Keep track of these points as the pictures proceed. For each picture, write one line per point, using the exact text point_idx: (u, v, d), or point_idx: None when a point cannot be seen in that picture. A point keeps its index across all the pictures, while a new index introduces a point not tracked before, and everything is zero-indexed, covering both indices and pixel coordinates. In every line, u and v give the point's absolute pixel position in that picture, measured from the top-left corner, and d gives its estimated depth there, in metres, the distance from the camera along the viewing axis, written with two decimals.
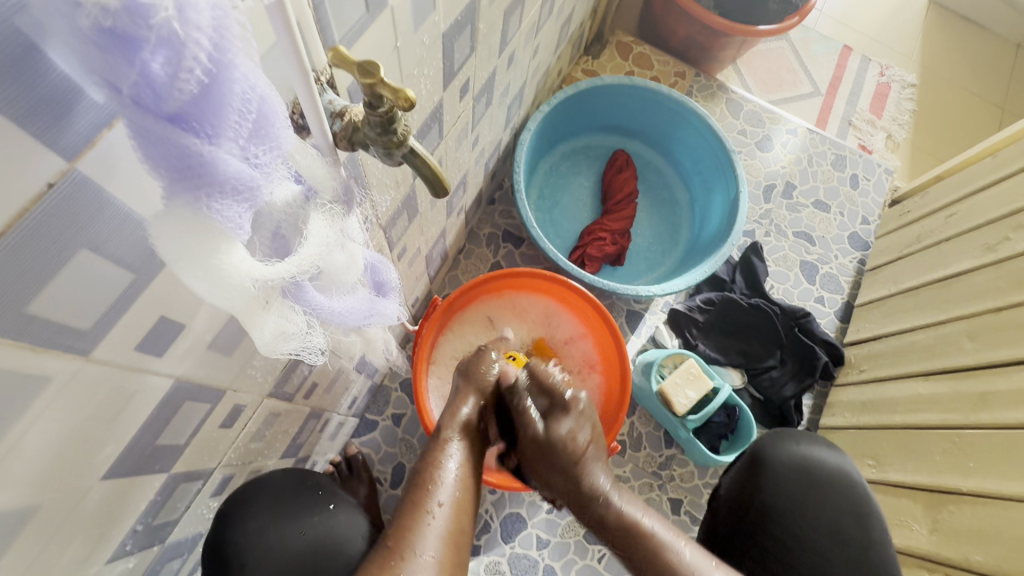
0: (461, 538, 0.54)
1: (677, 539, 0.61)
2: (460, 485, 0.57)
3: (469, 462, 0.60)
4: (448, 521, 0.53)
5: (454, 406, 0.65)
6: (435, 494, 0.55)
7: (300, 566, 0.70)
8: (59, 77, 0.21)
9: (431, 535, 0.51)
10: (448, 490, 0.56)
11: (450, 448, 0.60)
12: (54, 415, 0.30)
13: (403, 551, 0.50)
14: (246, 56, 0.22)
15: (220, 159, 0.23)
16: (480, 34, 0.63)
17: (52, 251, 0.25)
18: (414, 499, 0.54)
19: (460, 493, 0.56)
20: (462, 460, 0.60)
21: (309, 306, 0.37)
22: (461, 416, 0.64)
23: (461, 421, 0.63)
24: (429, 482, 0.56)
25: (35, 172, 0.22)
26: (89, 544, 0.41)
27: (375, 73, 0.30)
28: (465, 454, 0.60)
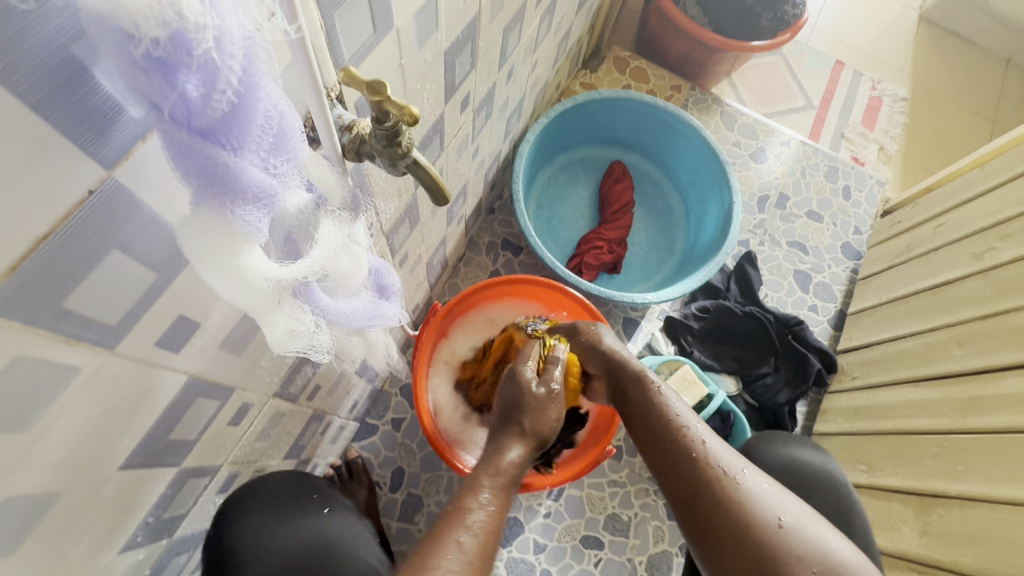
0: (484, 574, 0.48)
1: (721, 445, 0.60)
2: (487, 532, 0.50)
3: (501, 513, 0.53)
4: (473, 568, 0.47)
5: (502, 448, 0.60)
6: (467, 530, 0.49)
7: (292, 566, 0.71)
8: (103, 96, 0.23)
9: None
10: (476, 536, 0.49)
11: (485, 495, 0.53)
12: (78, 405, 0.32)
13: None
14: (270, 79, 0.25)
15: (244, 169, 0.25)
16: (481, 51, 0.66)
17: (87, 251, 0.27)
18: (440, 531, 0.48)
19: (490, 534, 0.50)
20: (495, 510, 0.53)
21: (317, 308, 0.40)
22: (508, 460, 0.58)
23: (508, 466, 0.57)
24: (459, 523, 0.49)
25: (78, 181, 0.24)
26: (103, 534, 0.43)
27: (382, 92, 0.33)
28: (498, 502, 0.54)
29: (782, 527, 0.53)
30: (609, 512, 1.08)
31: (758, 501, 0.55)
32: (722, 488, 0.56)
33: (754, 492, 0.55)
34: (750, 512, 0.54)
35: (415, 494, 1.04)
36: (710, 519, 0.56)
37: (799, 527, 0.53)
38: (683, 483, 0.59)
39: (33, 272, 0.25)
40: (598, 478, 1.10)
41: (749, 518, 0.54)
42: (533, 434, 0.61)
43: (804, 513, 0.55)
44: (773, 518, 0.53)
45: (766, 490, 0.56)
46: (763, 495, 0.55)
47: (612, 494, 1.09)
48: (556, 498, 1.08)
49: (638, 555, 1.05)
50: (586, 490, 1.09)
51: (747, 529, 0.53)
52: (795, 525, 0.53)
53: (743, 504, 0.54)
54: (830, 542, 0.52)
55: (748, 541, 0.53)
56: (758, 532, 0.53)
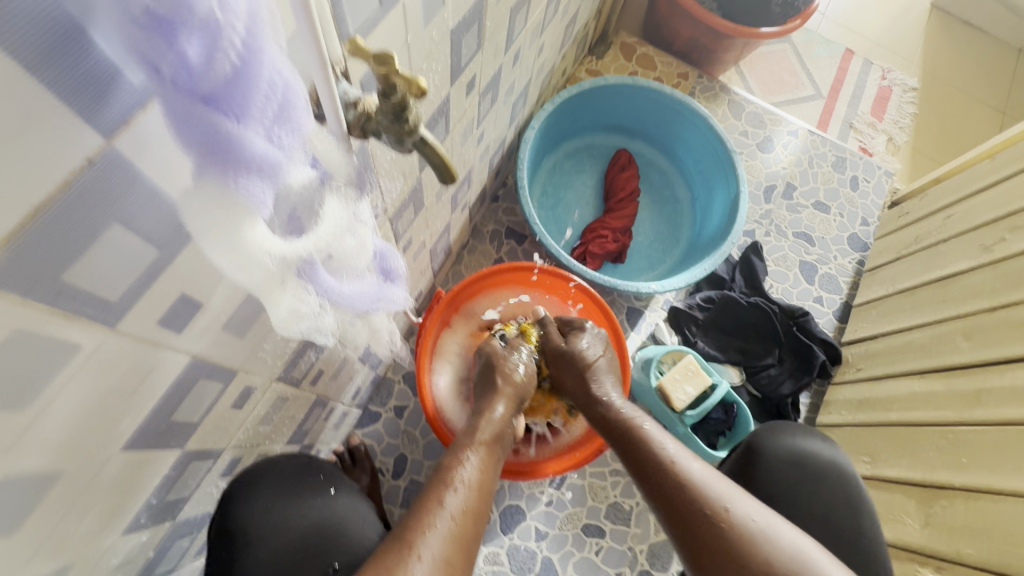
0: (472, 538, 0.51)
1: (709, 475, 0.60)
2: (472, 489, 0.55)
3: (486, 471, 0.58)
4: (462, 523, 0.51)
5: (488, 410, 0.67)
6: (451, 488, 0.53)
7: (302, 547, 0.70)
8: (101, 59, 0.22)
9: (442, 532, 0.49)
10: (462, 492, 0.54)
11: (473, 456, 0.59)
12: (79, 383, 0.32)
13: (414, 546, 0.47)
14: (274, 44, 0.24)
15: (248, 139, 0.25)
16: (487, 32, 0.65)
17: (87, 223, 0.26)
18: (428, 495, 0.53)
19: (474, 492, 0.54)
20: (480, 468, 0.58)
21: (321, 289, 0.39)
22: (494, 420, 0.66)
23: (492, 425, 0.65)
24: (449, 483, 0.54)
25: (74, 149, 0.23)
26: (105, 516, 0.43)
27: (389, 64, 0.32)
28: (482, 462, 0.59)
29: (779, 563, 0.52)
30: (611, 500, 1.08)
31: (751, 535, 0.54)
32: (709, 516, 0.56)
33: (748, 526, 0.55)
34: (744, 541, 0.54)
35: (417, 481, 1.04)
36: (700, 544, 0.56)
37: (798, 562, 0.52)
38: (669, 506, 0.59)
39: (32, 244, 0.24)
40: (600, 467, 1.10)
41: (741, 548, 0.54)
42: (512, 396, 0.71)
43: (794, 540, 0.54)
44: (768, 553, 0.53)
45: (757, 521, 0.55)
46: (756, 530, 0.55)
47: (614, 483, 1.09)
48: (558, 487, 1.08)
49: (639, 543, 1.05)
50: (588, 479, 1.09)
51: (737, 559, 0.53)
52: (791, 560, 0.52)
53: (734, 532, 0.55)
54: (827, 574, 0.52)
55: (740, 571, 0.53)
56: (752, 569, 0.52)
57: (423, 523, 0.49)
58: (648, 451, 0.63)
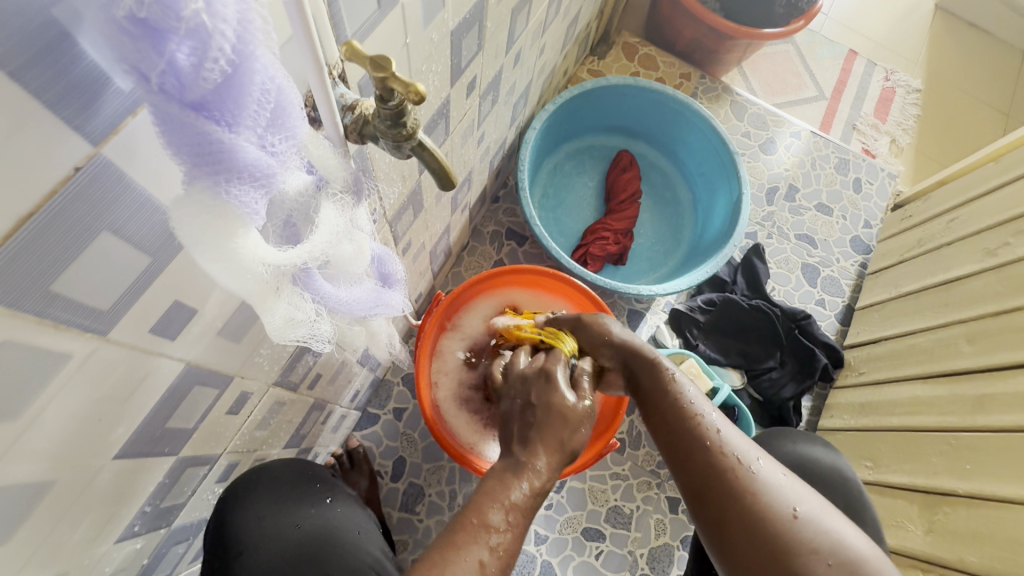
0: None
1: (736, 434, 0.57)
2: (509, 554, 0.45)
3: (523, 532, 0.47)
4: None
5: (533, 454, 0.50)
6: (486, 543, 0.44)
7: (296, 556, 0.70)
8: (88, 65, 0.22)
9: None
10: (499, 559, 0.44)
11: (512, 515, 0.46)
12: (72, 391, 0.31)
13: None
14: (267, 49, 0.23)
15: (239, 146, 0.24)
16: (488, 32, 0.64)
17: (76, 230, 0.26)
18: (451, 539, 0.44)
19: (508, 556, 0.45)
20: (518, 532, 0.46)
21: (318, 296, 0.39)
22: (540, 473, 0.49)
23: (537, 481, 0.49)
24: (482, 541, 0.44)
25: (63, 157, 0.23)
26: (98, 525, 0.42)
27: (387, 67, 0.31)
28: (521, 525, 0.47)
29: (797, 517, 0.50)
30: (611, 504, 1.07)
31: (771, 490, 0.52)
32: (733, 477, 0.53)
33: (768, 483, 0.53)
34: (765, 502, 0.51)
35: (416, 484, 1.03)
36: (721, 505, 0.53)
37: (816, 518, 0.50)
38: (692, 469, 0.56)
39: (20, 251, 0.23)
40: (600, 470, 1.09)
41: (760, 507, 0.51)
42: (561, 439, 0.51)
43: (819, 507, 0.51)
44: (788, 508, 0.51)
45: (779, 481, 0.53)
46: (775, 484, 0.52)
47: (614, 486, 1.09)
48: (558, 490, 1.07)
49: (639, 547, 1.05)
50: (588, 483, 1.08)
51: (757, 519, 0.51)
52: (811, 515, 0.50)
53: (758, 494, 0.52)
54: (846, 533, 0.50)
55: (758, 533, 0.50)
56: (772, 529, 0.50)
57: None
58: (679, 414, 0.59)
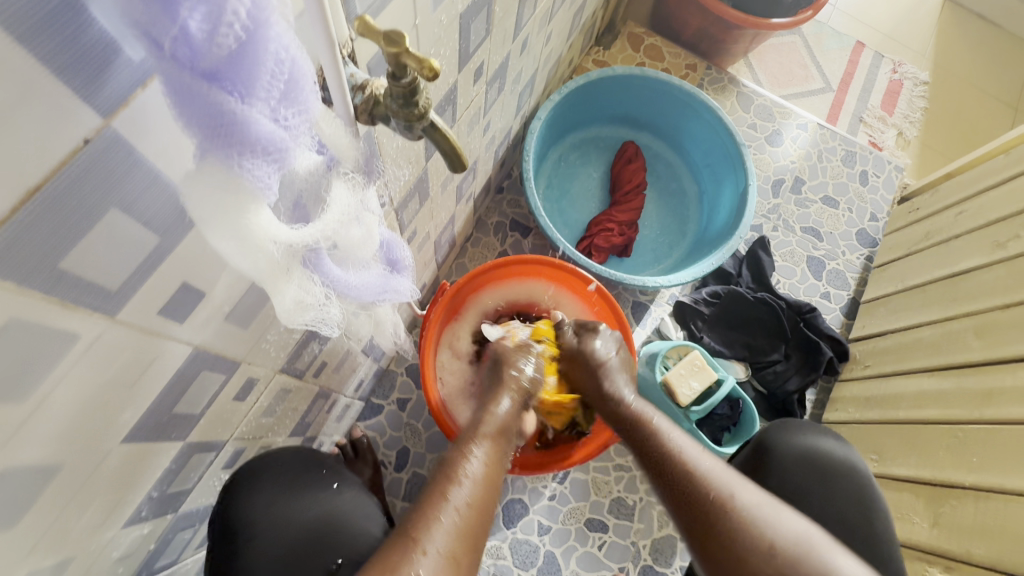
0: (479, 533, 0.50)
1: (715, 466, 0.59)
2: (480, 482, 0.53)
3: (494, 463, 0.56)
4: (467, 517, 0.49)
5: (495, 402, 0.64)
6: (457, 484, 0.52)
7: (306, 539, 0.70)
8: (98, 32, 0.21)
9: (447, 527, 0.48)
10: (469, 488, 0.52)
11: (478, 449, 0.57)
12: (80, 372, 0.31)
13: (418, 541, 0.46)
14: (281, 17, 0.23)
15: (253, 118, 0.23)
16: (496, 17, 0.63)
17: (84, 207, 0.25)
18: (434, 489, 0.51)
19: (480, 486, 0.53)
20: (487, 461, 0.56)
21: (327, 279, 0.38)
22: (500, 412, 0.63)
23: (497, 417, 0.62)
24: (454, 476, 0.53)
25: (71, 128, 0.22)
26: (106, 509, 0.42)
27: (400, 43, 0.30)
28: (487, 455, 0.57)
29: (778, 549, 0.52)
30: (614, 495, 1.07)
31: (752, 521, 0.54)
32: (719, 514, 0.55)
33: (751, 516, 0.54)
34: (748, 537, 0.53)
35: (420, 474, 1.03)
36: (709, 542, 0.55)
37: (798, 547, 0.52)
38: (681, 503, 0.58)
39: (28, 227, 0.23)
40: (604, 461, 1.09)
41: (739, 539, 0.53)
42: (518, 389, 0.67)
43: (802, 534, 0.53)
44: (767, 540, 0.52)
45: (760, 510, 0.55)
46: (756, 515, 0.54)
47: (618, 478, 1.09)
48: (561, 481, 1.07)
49: (642, 538, 1.05)
50: (591, 474, 1.08)
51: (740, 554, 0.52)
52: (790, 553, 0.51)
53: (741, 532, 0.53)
54: (832, 561, 0.51)
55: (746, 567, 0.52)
56: (754, 559, 0.52)
57: (428, 519, 0.48)
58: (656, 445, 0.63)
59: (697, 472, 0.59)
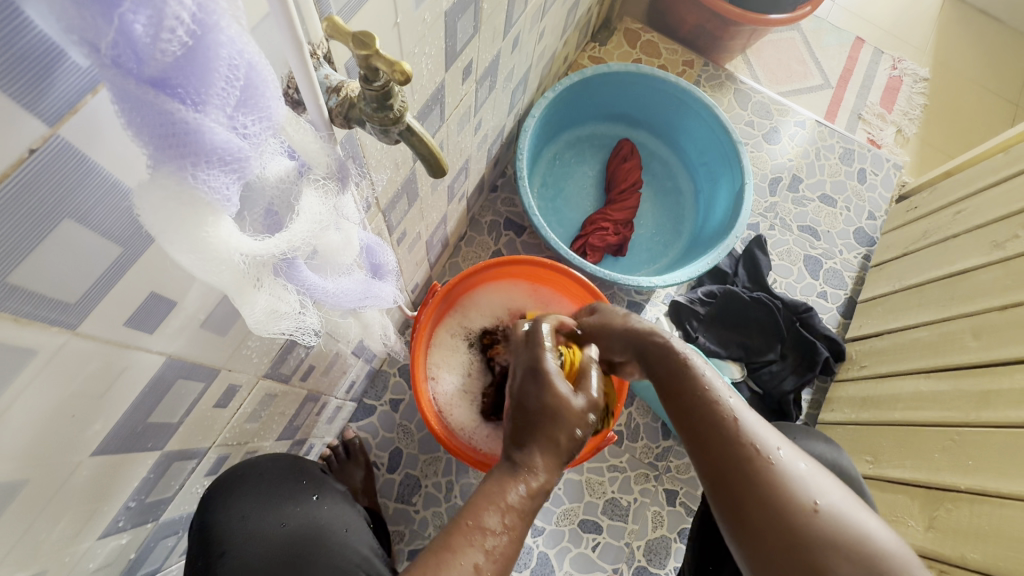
0: None
1: (759, 422, 0.53)
2: (504, 557, 0.45)
3: (522, 534, 0.47)
4: None
5: (535, 460, 0.50)
6: (482, 551, 0.44)
7: (276, 557, 0.68)
8: (38, 36, 0.20)
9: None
10: (496, 562, 0.44)
11: (508, 517, 0.47)
12: (41, 387, 0.30)
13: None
14: (234, 20, 0.22)
15: (207, 127, 0.22)
16: (484, 14, 0.62)
17: (35, 218, 0.24)
18: (451, 547, 0.44)
19: (507, 561, 0.45)
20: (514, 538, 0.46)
21: (301, 286, 0.37)
22: (539, 481, 0.49)
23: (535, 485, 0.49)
24: (478, 545, 0.44)
25: (14, 137, 0.21)
26: (81, 520, 0.41)
27: (369, 45, 0.29)
28: (519, 526, 0.47)
29: (819, 513, 0.47)
30: (608, 496, 1.07)
31: (797, 484, 0.48)
32: (757, 470, 0.50)
33: (790, 472, 0.49)
34: (785, 493, 0.48)
35: (413, 475, 1.03)
36: (741, 497, 0.50)
37: (839, 510, 0.47)
38: (715, 455, 0.52)
39: None
40: (598, 462, 1.09)
41: (779, 494, 0.48)
42: (565, 447, 0.52)
43: (841, 497, 0.48)
44: (807, 502, 0.47)
45: (802, 470, 0.50)
46: (801, 479, 0.49)
47: (612, 478, 1.08)
48: (555, 482, 1.06)
49: (636, 540, 1.04)
50: (585, 475, 1.08)
51: (779, 511, 0.48)
52: (834, 511, 0.47)
53: (781, 488, 0.48)
54: (871, 527, 0.47)
55: (781, 520, 0.47)
56: (794, 522, 0.47)
57: None
58: (701, 395, 0.55)
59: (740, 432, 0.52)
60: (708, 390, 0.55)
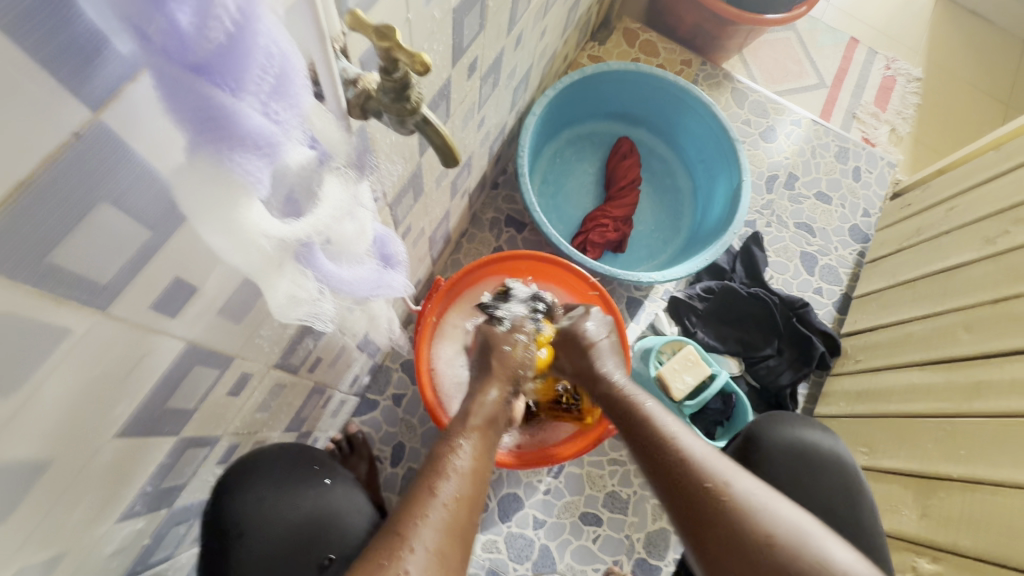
0: (469, 527, 0.50)
1: (711, 453, 0.58)
2: (461, 475, 0.52)
3: (482, 458, 0.56)
4: (455, 511, 0.49)
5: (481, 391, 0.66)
6: (444, 477, 0.52)
7: (295, 535, 0.71)
8: (87, 25, 0.21)
9: (436, 522, 0.48)
10: (453, 480, 0.51)
11: (461, 442, 0.57)
12: (70, 367, 0.31)
13: (405, 538, 0.46)
14: (270, 11, 0.23)
15: (243, 112, 0.23)
16: (490, 12, 0.63)
17: (73, 203, 0.25)
18: (419, 483, 0.51)
19: (468, 480, 0.52)
20: (475, 455, 0.56)
21: (321, 274, 0.38)
22: (488, 400, 0.64)
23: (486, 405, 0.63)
24: (439, 471, 0.52)
25: (60, 121, 0.22)
26: (101, 502, 0.42)
27: (391, 37, 0.30)
28: (475, 448, 0.57)
29: (778, 541, 0.50)
30: (608, 489, 1.08)
31: (756, 514, 0.52)
32: (718, 502, 0.53)
33: (750, 502, 0.53)
34: (744, 520, 0.52)
35: (415, 468, 1.04)
36: (706, 529, 0.53)
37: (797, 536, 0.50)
38: (677, 492, 0.56)
39: (18, 221, 0.23)
40: (598, 456, 1.10)
41: (739, 526, 0.51)
42: (505, 374, 0.68)
43: (798, 519, 0.52)
44: (768, 534, 0.50)
45: (760, 498, 0.53)
46: (759, 506, 0.52)
47: (612, 472, 1.09)
48: (555, 476, 1.08)
49: (636, 532, 1.06)
50: (585, 468, 1.09)
51: (745, 542, 0.51)
52: (791, 537, 0.50)
53: (745, 516, 0.52)
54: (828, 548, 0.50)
55: (745, 547, 0.51)
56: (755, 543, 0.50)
57: (414, 514, 0.48)
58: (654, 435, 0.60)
59: (664, 435, 0.60)
60: (660, 429, 0.60)
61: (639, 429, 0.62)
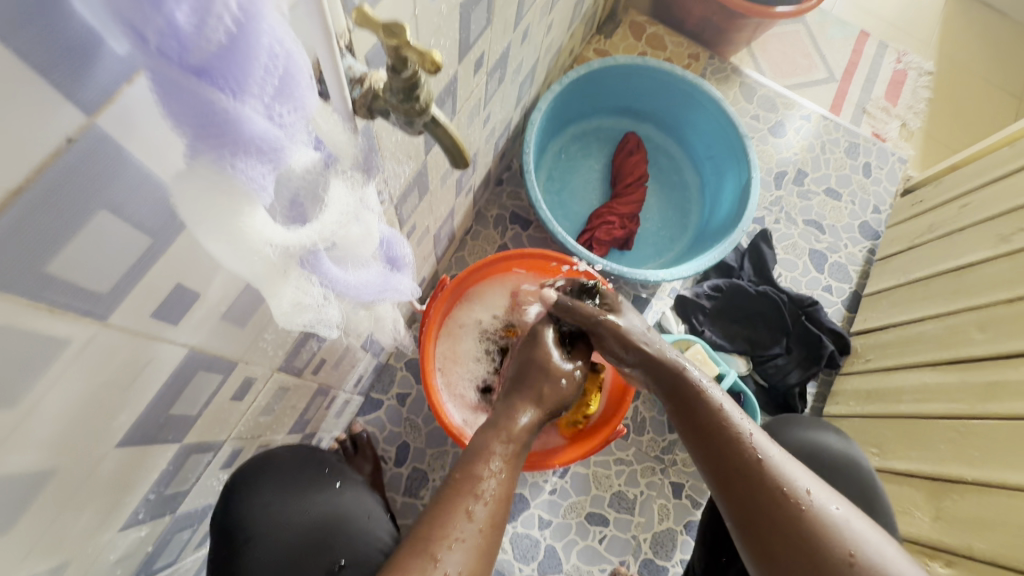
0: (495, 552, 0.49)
1: (787, 460, 0.58)
2: (497, 500, 0.50)
3: (513, 480, 0.53)
4: (490, 535, 0.48)
5: (513, 410, 0.57)
6: (479, 500, 0.49)
7: (303, 541, 0.70)
8: (81, 25, 0.20)
9: (468, 546, 0.47)
10: (488, 506, 0.49)
11: (496, 463, 0.52)
12: (70, 378, 0.30)
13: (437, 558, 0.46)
14: (274, 9, 0.22)
15: (246, 117, 0.22)
16: (496, 6, 0.61)
17: (71, 210, 0.24)
18: (447, 499, 0.49)
19: (503, 505, 0.50)
20: (508, 479, 0.52)
21: (325, 279, 0.37)
22: (521, 426, 0.56)
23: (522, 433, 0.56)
24: (469, 492, 0.50)
25: (54, 126, 0.21)
26: (105, 511, 0.42)
27: (400, 35, 0.29)
28: (509, 471, 0.53)
29: (853, 558, 0.52)
30: (614, 490, 1.07)
31: (830, 526, 0.53)
32: (791, 510, 0.55)
33: (825, 514, 0.54)
34: (817, 530, 0.53)
35: (420, 468, 1.03)
36: (775, 535, 0.55)
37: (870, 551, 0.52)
38: (746, 498, 0.57)
39: (13, 231, 0.22)
40: (604, 456, 1.09)
41: (814, 536, 0.53)
42: (549, 405, 0.60)
43: (865, 531, 0.54)
44: (844, 549, 0.52)
45: (835, 510, 0.55)
46: (835, 521, 0.54)
47: (618, 472, 1.08)
48: (561, 476, 1.07)
49: (642, 532, 1.05)
50: (591, 468, 1.08)
51: (814, 552, 0.52)
52: (865, 551, 0.52)
53: (819, 527, 0.53)
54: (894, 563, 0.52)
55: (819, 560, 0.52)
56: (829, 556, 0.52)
57: (449, 536, 0.47)
58: (728, 435, 0.59)
59: (735, 434, 0.59)
60: (734, 427, 0.59)
61: (712, 430, 0.60)
